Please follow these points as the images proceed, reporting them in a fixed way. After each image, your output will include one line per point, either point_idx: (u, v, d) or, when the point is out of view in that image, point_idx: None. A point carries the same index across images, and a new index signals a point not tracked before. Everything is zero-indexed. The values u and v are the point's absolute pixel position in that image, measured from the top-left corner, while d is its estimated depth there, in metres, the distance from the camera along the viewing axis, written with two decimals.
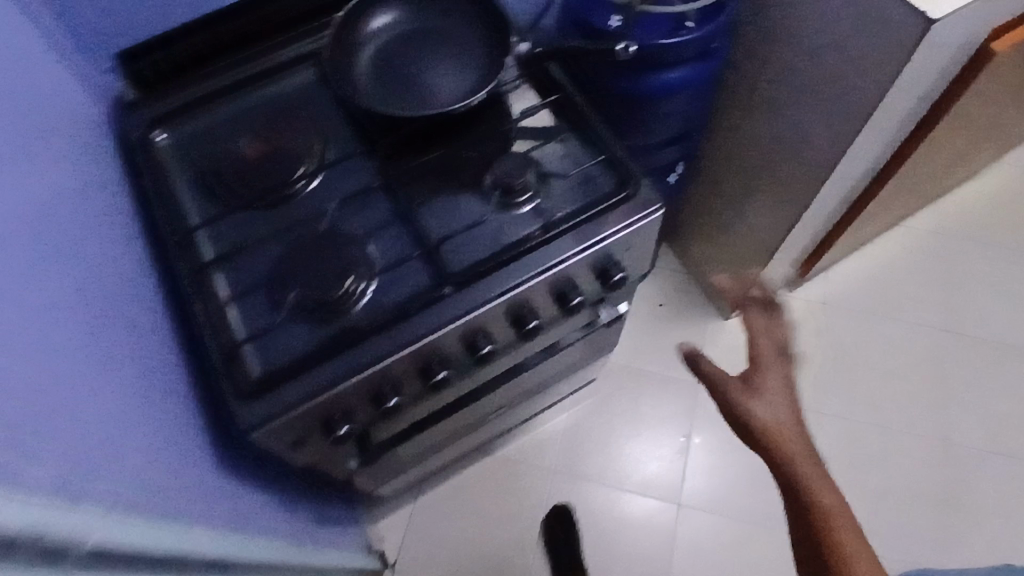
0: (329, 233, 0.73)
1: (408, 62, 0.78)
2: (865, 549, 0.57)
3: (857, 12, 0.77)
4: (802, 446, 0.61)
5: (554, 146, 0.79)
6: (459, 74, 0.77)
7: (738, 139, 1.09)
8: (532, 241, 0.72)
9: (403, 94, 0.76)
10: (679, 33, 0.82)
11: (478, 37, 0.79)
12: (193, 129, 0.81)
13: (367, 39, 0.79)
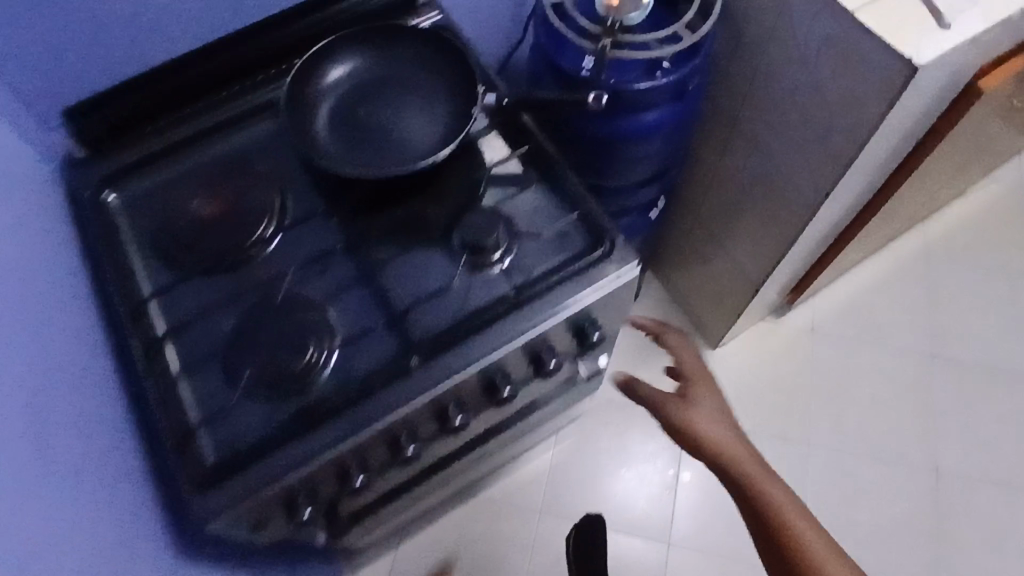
0: (290, 303, 0.70)
1: (374, 119, 0.75)
2: (821, 539, 0.63)
3: (840, 51, 0.73)
4: (745, 453, 0.68)
5: (527, 198, 0.76)
6: (428, 130, 0.74)
7: (719, 175, 1.06)
8: (505, 304, 0.69)
9: (371, 154, 0.73)
10: (652, 77, 0.79)
11: (444, 88, 0.76)
12: (148, 186, 0.76)
13: (328, 93, 0.75)
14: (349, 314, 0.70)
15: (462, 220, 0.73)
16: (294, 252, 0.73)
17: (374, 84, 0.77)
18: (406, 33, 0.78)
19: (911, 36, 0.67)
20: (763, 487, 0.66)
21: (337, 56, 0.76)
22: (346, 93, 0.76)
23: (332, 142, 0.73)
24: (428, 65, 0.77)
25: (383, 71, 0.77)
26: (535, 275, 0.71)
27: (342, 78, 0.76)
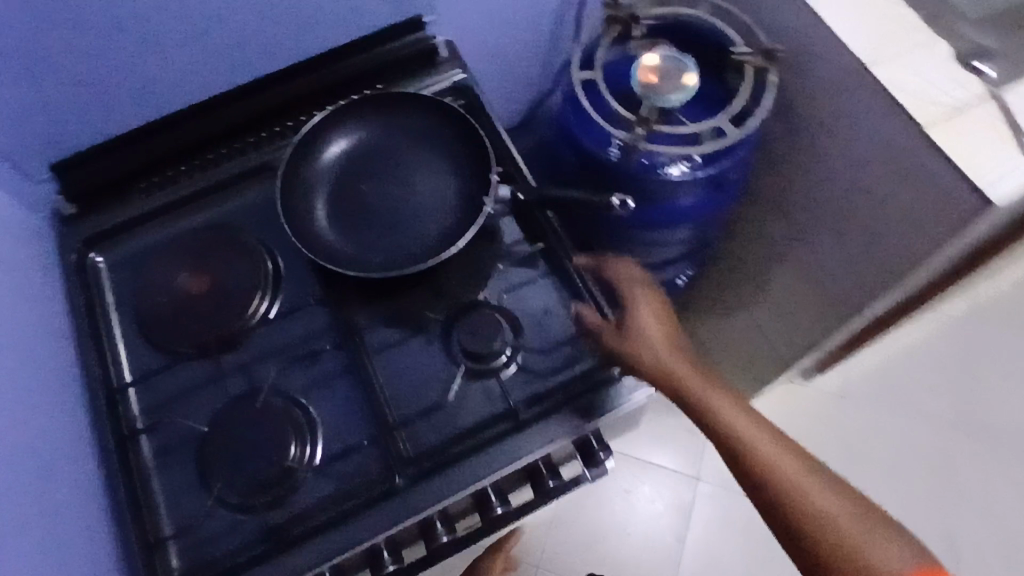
0: (273, 401, 0.65)
1: (377, 197, 0.70)
2: (792, 456, 0.58)
3: (905, 160, 0.65)
4: (713, 384, 0.62)
5: (536, 294, 0.70)
6: (434, 214, 0.69)
7: (752, 249, 0.98)
8: (503, 421, 0.65)
9: (371, 241, 0.68)
10: (682, 168, 0.72)
11: (455, 166, 0.70)
12: (135, 250, 0.73)
13: (328, 167, 0.70)
14: (334, 417, 0.65)
15: (463, 320, 0.67)
16: (282, 341, 0.68)
17: (379, 156, 0.71)
18: (418, 99, 0.71)
19: (988, 166, 0.60)
20: (730, 418, 0.59)
21: (343, 127, 0.71)
22: (348, 166, 0.70)
23: (330, 225, 0.68)
24: (440, 138, 0.71)
25: (389, 141, 0.71)
26: (540, 391, 0.66)
27: (344, 150, 0.71)
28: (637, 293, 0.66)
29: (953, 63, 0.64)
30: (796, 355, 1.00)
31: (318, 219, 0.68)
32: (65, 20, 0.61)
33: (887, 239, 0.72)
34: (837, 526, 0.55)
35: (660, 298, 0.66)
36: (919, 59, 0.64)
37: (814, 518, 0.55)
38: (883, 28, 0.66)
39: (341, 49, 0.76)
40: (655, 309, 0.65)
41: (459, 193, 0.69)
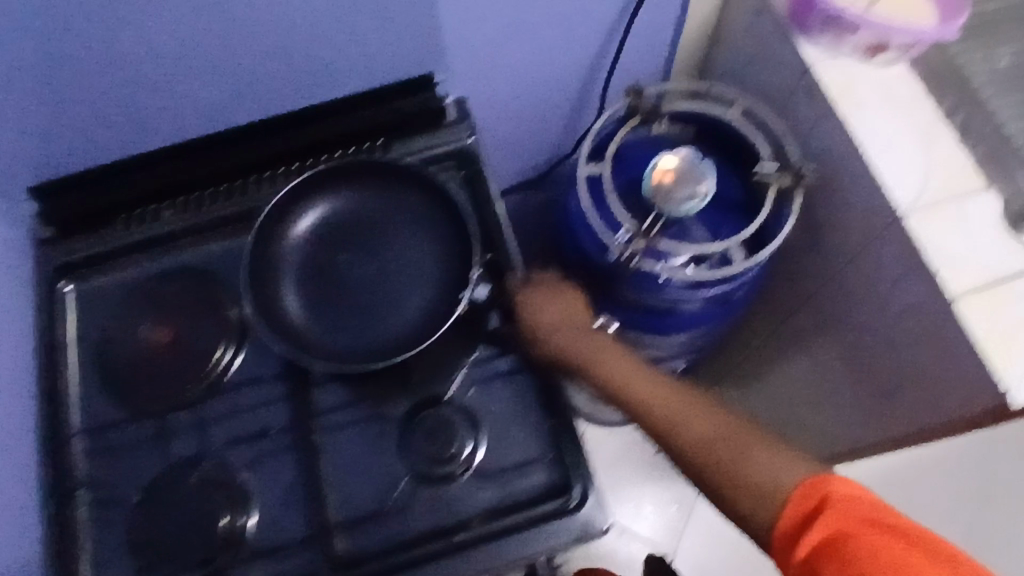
0: (222, 475, 0.63)
1: (356, 274, 0.67)
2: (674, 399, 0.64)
3: (936, 318, 0.59)
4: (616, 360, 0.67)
5: (506, 395, 0.66)
6: (415, 302, 0.66)
7: (767, 347, 0.93)
8: (446, 536, 0.62)
9: (341, 320, 0.66)
10: (692, 288, 0.69)
11: (439, 248, 0.67)
12: (106, 285, 0.69)
13: (301, 238, 0.67)
14: (278, 498, 0.63)
15: (423, 417, 0.64)
16: (237, 408, 0.65)
17: (361, 228, 0.68)
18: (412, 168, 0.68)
19: (1018, 361, 0.55)
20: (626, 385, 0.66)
21: (316, 192, 0.68)
22: (327, 235, 0.68)
23: (296, 300, 0.66)
24: (429, 214, 0.68)
25: (376, 213, 0.68)
26: (494, 505, 0.63)
27: (318, 221, 0.68)
28: (529, 298, 0.68)
29: (1000, 228, 0.59)
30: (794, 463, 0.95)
31: (285, 290, 0.66)
32: (77, 46, 0.59)
33: (905, 394, 0.69)
34: (719, 454, 0.59)
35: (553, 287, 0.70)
36: (966, 221, 0.59)
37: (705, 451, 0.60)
38: (930, 177, 0.60)
39: (343, 101, 0.74)
40: (544, 300, 0.68)
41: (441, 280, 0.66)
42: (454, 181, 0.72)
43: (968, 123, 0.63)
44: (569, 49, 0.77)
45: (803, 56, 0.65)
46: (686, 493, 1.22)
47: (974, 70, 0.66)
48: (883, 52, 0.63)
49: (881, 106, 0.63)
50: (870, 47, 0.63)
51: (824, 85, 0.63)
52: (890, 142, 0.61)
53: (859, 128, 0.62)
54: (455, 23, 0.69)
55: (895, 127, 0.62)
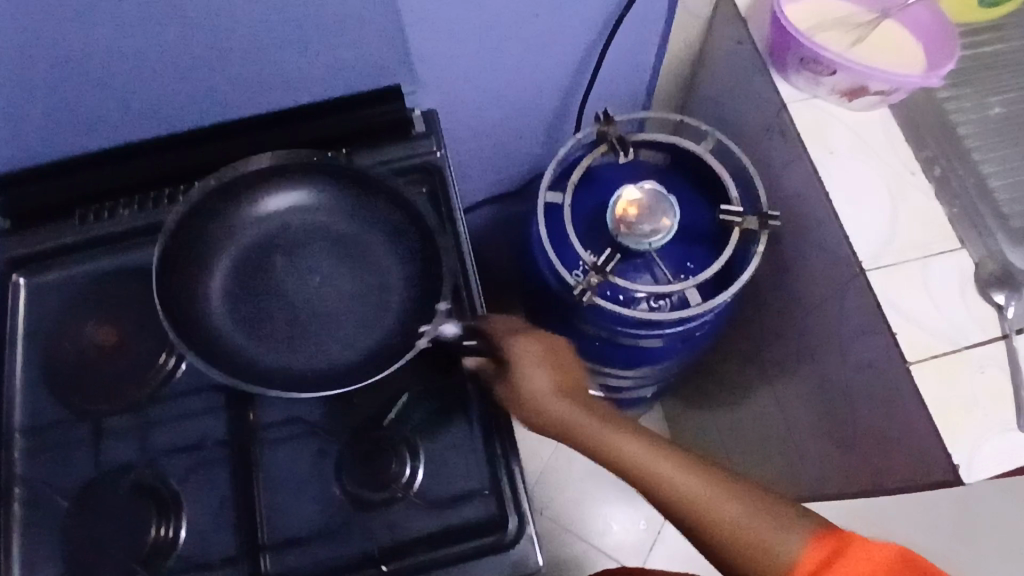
0: (155, 484, 0.62)
1: (287, 288, 0.60)
2: (686, 472, 0.57)
3: (893, 380, 0.57)
4: (618, 435, 0.59)
5: (449, 423, 0.64)
6: (338, 340, 0.60)
7: (734, 383, 0.91)
8: (374, 563, 0.60)
9: (255, 332, 0.59)
10: (646, 327, 0.68)
11: (386, 280, 0.61)
12: (56, 282, 0.69)
13: (259, 220, 0.62)
14: (211, 511, 0.62)
15: (362, 439, 0.63)
16: (179, 416, 0.64)
17: (314, 237, 0.62)
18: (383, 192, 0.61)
19: (970, 435, 0.53)
20: (631, 457, 0.58)
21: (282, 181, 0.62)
22: (292, 226, 0.62)
23: (231, 288, 0.60)
24: (394, 244, 0.62)
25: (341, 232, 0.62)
26: (428, 536, 0.61)
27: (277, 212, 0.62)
28: (515, 353, 0.60)
29: (968, 292, 0.57)
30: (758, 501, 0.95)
31: (207, 276, 0.60)
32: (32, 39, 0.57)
33: (855, 451, 0.67)
34: (750, 537, 0.54)
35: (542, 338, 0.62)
36: (931, 282, 0.57)
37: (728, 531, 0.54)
38: (897, 233, 0.59)
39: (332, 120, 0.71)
40: (532, 356, 0.60)
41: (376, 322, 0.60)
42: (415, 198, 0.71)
43: (944, 176, 0.61)
44: (547, 65, 0.75)
45: (779, 93, 0.64)
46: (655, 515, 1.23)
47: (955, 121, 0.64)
48: (862, 96, 0.61)
49: (852, 155, 0.61)
50: (846, 90, 0.61)
51: (796, 125, 0.62)
52: (858, 193, 0.60)
53: (828, 175, 0.60)
54: (426, 36, 0.68)
55: (865, 179, 0.60)
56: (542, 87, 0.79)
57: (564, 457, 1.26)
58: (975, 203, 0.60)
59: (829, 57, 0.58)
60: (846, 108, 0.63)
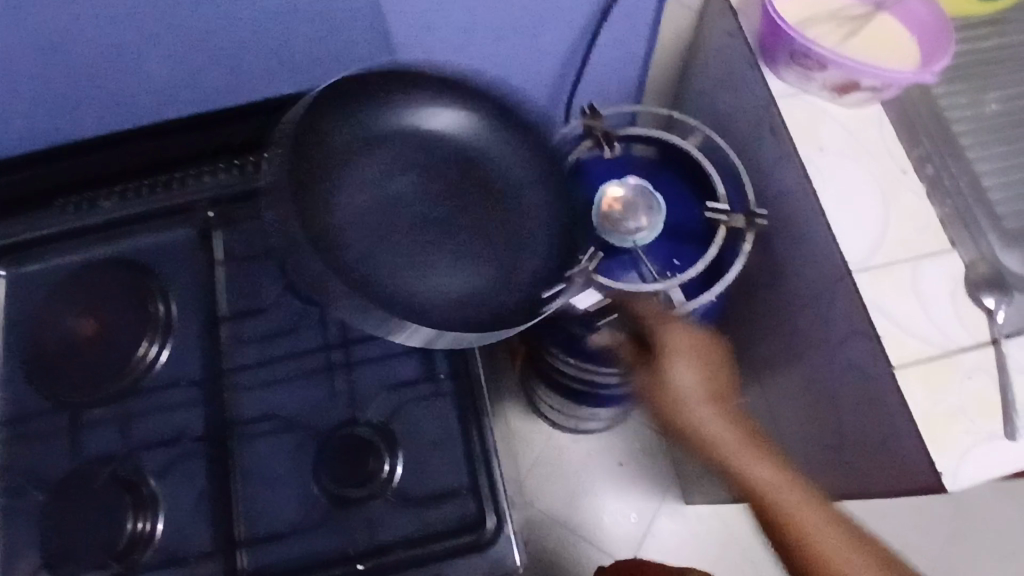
0: (132, 477, 0.61)
1: (421, 207, 0.61)
2: (798, 498, 0.64)
3: (877, 382, 0.56)
4: (737, 446, 0.66)
5: (430, 420, 0.63)
6: (499, 266, 0.61)
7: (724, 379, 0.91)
8: (350, 562, 0.60)
9: (387, 247, 0.59)
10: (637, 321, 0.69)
11: (510, 215, 0.62)
12: (35, 271, 0.68)
13: (395, 129, 0.62)
14: (189, 505, 0.62)
15: (341, 436, 0.62)
16: (158, 409, 0.64)
17: (464, 170, 0.63)
18: (529, 136, 0.65)
19: (957, 443, 0.52)
20: (747, 469, 0.65)
21: (427, 102, 0.63)
22: (431, 144, 0.63)
23: (360, 201, 0.59)
24: (529, 179, 0.64)
25: (484, 159, 0.63)
26: (406, 535, 0.60)
27: (416, 129, 0.63)
28: (673, 348, 0.68)
29: (959, 295, 0.56)
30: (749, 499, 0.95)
31: (350, 194, 0.59)
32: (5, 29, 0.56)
33: (843, 453, 0.65)
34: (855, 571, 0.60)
35: (698, 340, 0.69)
36: (920, 285, 0.56)
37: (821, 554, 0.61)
38: (887, 233, 0.57)
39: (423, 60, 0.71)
40: (695, 362, 0.68)
41: (523, 256, 0.61)
42: None
43: (936, 176, 0.59)
44: (533, 53, 0.74)
45: (769, 88, 0.62)
46: (646, 508, 1.23)
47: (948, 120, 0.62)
48: (853, 92, 0.60)
49: (843, 152, 0.60)
50: (838, 85, 0.59)
51: (788, 123, 0.61)
52: (847, 191, 0.58)
53: (818, 174, 0.59)
54: (409, 24, 0.67)
55: (856, 176, 0.59)
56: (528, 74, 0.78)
57: (556, 449, 1.26)
58: (967, 204, 0.59)
59: (819, 53, 0.57)
60: (839, 104, 0.61)
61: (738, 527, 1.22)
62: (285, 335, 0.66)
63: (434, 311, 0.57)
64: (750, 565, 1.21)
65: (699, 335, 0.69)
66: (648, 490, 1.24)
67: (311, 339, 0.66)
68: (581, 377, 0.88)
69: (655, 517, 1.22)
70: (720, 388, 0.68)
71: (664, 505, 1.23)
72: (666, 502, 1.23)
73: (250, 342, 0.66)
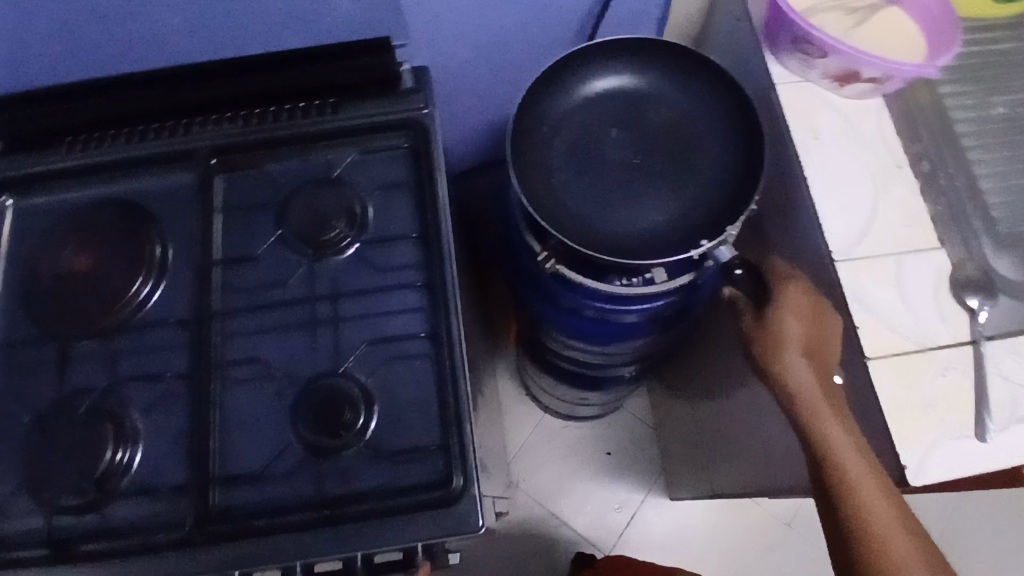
0: (114, 409, 0.63)
1: (616, 151, 0.69)
2: (871, 485, 0.54)
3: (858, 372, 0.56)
4: (821, 403, 0.57)
5: (409, 378, 0.64)
6: (693, 200, 0.67)
7: (709, 372, 0.91)
8: (314, 512, 0.60)
9: (592, 184, 0.68)
10: (615, 301, 0.68)
11: (696, 150, 0.69)
12: (43, 206, 0.71)
13: (599, 82, 0.72)
14: (169, 441, 0.63)
15: (320, 387, 0.63)
16: (146, 347, 0.66)
17: (650, 108, 0.71)
18: (704, 80, 0.70)
19: (926, 438, 0.53)
20: (820, 424, 0.56)
21: (617, 62, 0.71)
22: (616, 94, 0.72)
23: (556, 143, 0.70)
24: (715, 115, 0.70)
25: (656, 97, 0.71)
26: (377, 487, 0.61)
27: (613, 88, 0.72)
28: (786, 297, 0.60)
29: (942, 294, 0.58)
30: (729, 496, 0.94)
31: (544, 142, 0.70)
32: None
33: None
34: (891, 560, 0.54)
35: (818, 298, 0.60)
36: (903, 277, 0.58)
37: (861, 518, 0.55)
38: (871, 226, 0.60)
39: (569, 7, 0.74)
40: (804, 312, 0.59)
41: (695, 169, 0.68)
42: (397, 152, 0.71)
43: (932, 173, 0.62)
44: (543, 24, 0.77)
45: (771, 73, 0.66)
46: (630, 498, 1.23)
47: (942, 125, 0.65)
48: (854, 82, 0.63)
49: (838, 141, 0.63)
50: (839, 73, 0.63)
51: (785, 107, 0.65)
52: (835, 183, 0.61)
53: (809, 159, 0.62)
54: None
55: (846, 164, 0.62)
56: (533, 45, 0.80)
57: (545, 433, 1.27)
58: (960, 205, 0.62)
59: (820, 39, 0.61)
60: (840, 93, 0.65)
61: (721, 526, 1.22)
62: (275, 285, 0.68)
63: (627, 243, 0.66)
64: (731, 563, 1.21)
65: (821, 299, 0.60)
66: (634, 481, 1.24)
67: (299, 290, 0.68)
68: (570, 358, 0.87)
69: (639, 510, 1.23)
70: (825, 358, 0.59)
71: (648, 499, 1.23)
72: (650, 493, 1.24)
73: (241, 289, 0.67)
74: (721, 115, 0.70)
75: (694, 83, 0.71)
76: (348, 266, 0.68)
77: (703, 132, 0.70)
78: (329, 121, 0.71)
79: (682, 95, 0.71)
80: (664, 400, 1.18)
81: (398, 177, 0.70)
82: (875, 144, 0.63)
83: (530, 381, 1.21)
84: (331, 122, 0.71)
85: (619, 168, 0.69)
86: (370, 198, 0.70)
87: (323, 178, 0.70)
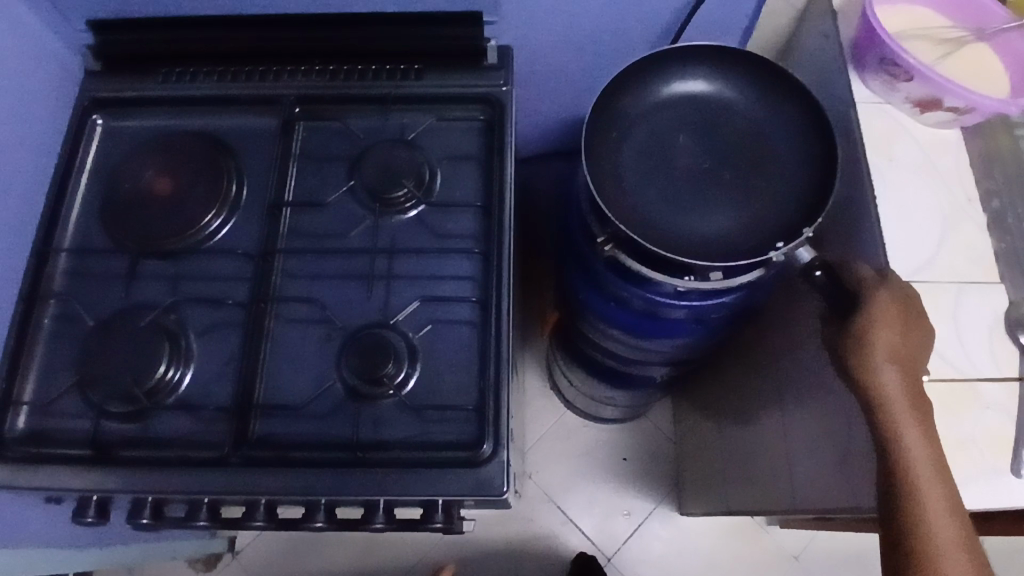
0: (171, 327, 0.66)
1: (686, 153, 0.71)
2: (939, 497, 0.54)
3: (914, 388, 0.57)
4: (905, 410, 0.56)
5: (455, 341, 0.66)
6: (755, 211, 0.68)
7: (740, 386, 0.92)
8: (344, 457, 0.61)
9: (660, 181, 0.70)
10: (670, 296, 0.68)
11: (764, 162, 0.70)
12: (133, 129, 0.74)
13: (680, 84, 0.73)
14: (218, 364, 0.66)
15: (366, 338, 0.65)
16: (211, 274, 0.69)
17: (725, 116, 0.72)
18: (783, 97, 0.71)
19: (962, 466, 0.57)
20: (900, 431, 0.55)
21: (700, 66, 0.72)
22: (694, 98, 0.73)
23: (630, 137, 0.72)
24: (791, 131, 0.70)
25: (733, 106, 0.73)
26: (405, 439, 0.63)
27: (691, 91, 0.73)
28: (876, 306, 0.58)
29: (996, 331, 0.61)
30: (738, 514, 0.94)
31: (619, 134, 0.72)
32: None
33: (850, 468, 0.66)
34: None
35: (909, 309, 0.58)
36: (958, 309, 0.61)
37: (925, 530, 0.54)
38: (933, 254, 0.63)
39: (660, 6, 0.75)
40: (895, 318, 0.57)
41: (761, 181, 0.69)
42: (473, 125, 0.73)
43: (1000, 211, 0.65)
44: (631, 21, 0.78)
45: (853, 93, 0.69)
46: (638, 507, 1.24)
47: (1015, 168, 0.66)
48: (935, 110, 0.66)
49: (911, 167, 0.66)
50: (920, 99, 0.66)
51: (865, 127, 0.68)
52: (903, 210, 0.64)
53: (881, 181, 0.65)
54: None
55: (918, 191, 0.65)
56: (617, 41, 0.82)
57: (563, 428, 1.28)
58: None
59: (908, 61, 0.64)
60: (920, 120, 0.68)
61: (725, 550, 1.22)
62: (337, 235, 0.70)
63: (685, 242, 0.67)
64: None
65: (914, 306, 0.59)
66: (644, 492, 1.25)
67: (360, 242, 0.70)
68: (606, 350, 0.88)
69: (645, 521, 1.23)
70: (911, 368, 0.58)
71: (656, 511, 1.23)
72: (660, 506, 1.24)
73: (307, 233, 0.70)
74: (796, 131, 0.70)
75: (771, 96, 0.72)
76: (408, 227, 0.70)
77: (776, 145, 0.71)
78: (411, 86, 0.73)
79: (759, 107, 0.72)
80: (688, 416, 1.19)
81: (470, 149, 0.72)
82: (948, 177, 0.66)
83: (558, 374, 1.23)
84: (412, 88, 0.73)
85: (687, 168, 0.70)
86: (439, 165, 0.72)
87: (397, 139, 0.72)
